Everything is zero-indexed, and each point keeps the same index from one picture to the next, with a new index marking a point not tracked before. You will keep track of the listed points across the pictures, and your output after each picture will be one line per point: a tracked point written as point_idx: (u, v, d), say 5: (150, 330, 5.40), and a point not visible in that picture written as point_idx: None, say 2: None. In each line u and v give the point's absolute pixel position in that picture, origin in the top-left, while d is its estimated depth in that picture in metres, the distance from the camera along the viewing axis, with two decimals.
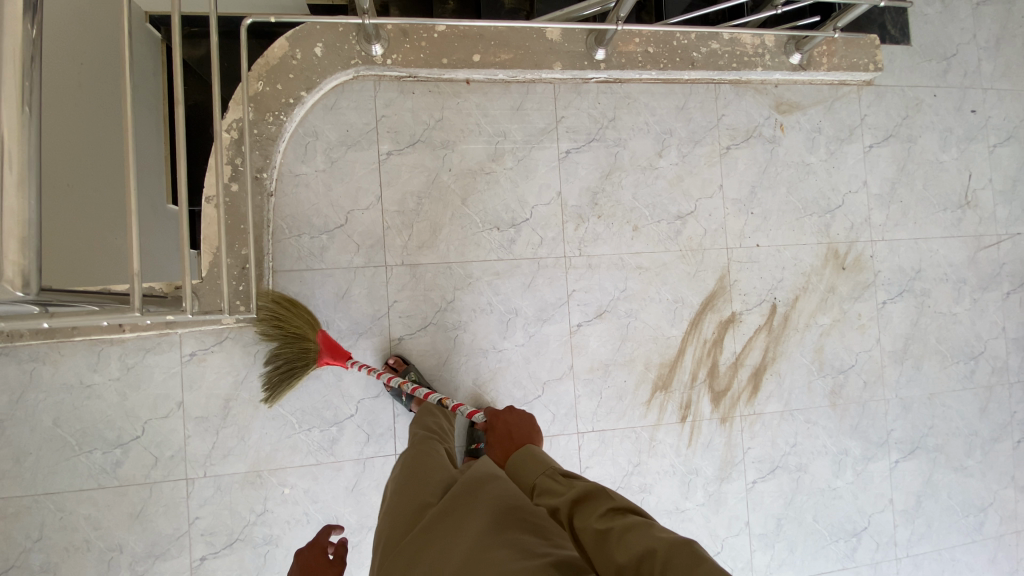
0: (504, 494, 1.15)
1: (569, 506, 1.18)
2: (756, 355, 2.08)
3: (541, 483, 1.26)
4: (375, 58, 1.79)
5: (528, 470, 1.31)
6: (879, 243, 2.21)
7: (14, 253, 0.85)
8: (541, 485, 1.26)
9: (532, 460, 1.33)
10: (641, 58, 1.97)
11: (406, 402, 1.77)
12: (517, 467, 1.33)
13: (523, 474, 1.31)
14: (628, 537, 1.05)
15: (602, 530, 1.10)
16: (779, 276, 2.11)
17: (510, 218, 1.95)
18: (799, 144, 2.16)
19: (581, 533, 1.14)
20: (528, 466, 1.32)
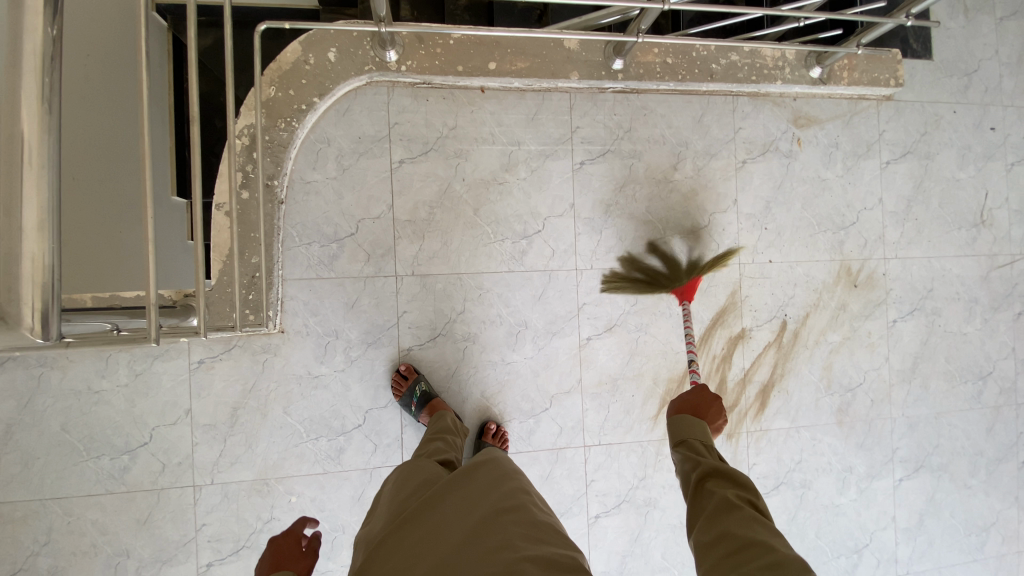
0: (480, 491, 1.19)
1: (705, 474, 1.26)
2: (765, 372, 2.07)
3: (689, 442, 1.36)
4: (390, 65, 1.76)
5: (688, 430, 1.39)
6: (891, 262, 2.19)
7: (34, 296, 0.67)
8: (695, 441, 1.35)
9: (692, 421, 1.40)
10: (659, 69, 1.93)
11: (415, 391, 1.77)
12: (678, 420, 1.41)
13: (681, 429, 1.39)
14: (741, 522, 1.12)
15: (719, 507, 1.17)
16: (791, 293, 2.10)
17: (522, 229, 1.94)
18: (816, 159, 2.13)
19: (702, 495, 1.23)
20: (689, 425, 1.40)
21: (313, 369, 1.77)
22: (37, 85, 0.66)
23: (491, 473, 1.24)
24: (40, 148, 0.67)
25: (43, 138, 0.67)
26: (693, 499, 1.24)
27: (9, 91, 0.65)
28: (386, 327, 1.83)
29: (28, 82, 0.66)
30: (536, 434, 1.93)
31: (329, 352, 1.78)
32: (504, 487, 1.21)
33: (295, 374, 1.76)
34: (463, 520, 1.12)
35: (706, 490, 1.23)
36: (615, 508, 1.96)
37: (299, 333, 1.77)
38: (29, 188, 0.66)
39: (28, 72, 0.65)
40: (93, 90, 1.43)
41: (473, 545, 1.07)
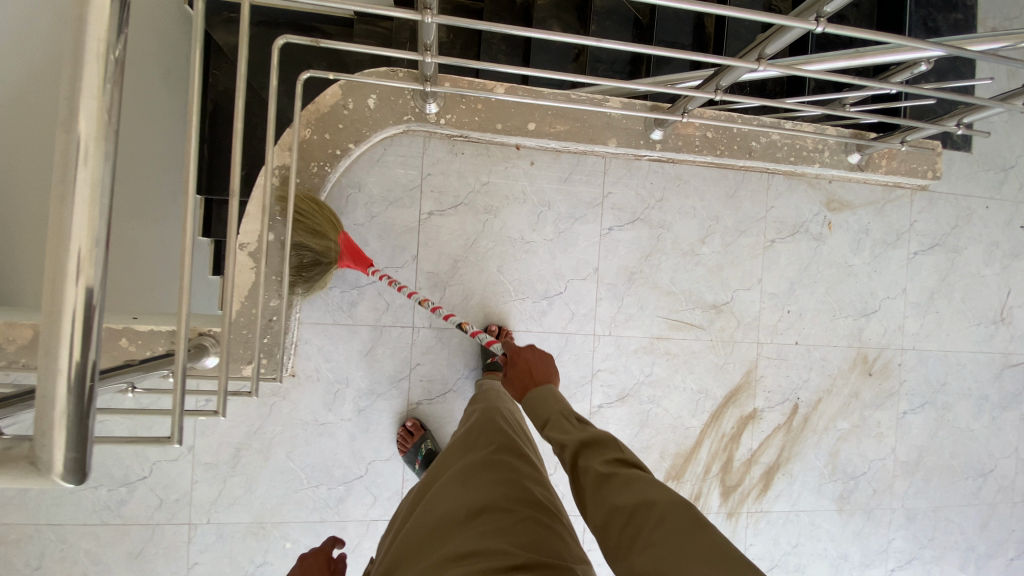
0: (482, 487, 1.13)
1: (573, 445, 1.08)
2: (771, 454, 2.06)
3: (556, 415, 1.19)
4: (429, 116, 1.73)
5: (545, 405, 1.23)
6: (907, 354, 2.18)
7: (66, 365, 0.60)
8: (555, 418, 1.19)
9: (544, 393, 1.27)
10: (699, 142, 1.89)
11: (421, 448, 1.74)
12: (535, 398, 1.26)
13: (534, 412, 1.24)
14: (621, 487, 0.95)
15: (596, 477, 1.00)
16: (805, 376, 2.09)
17: (543, 290, 1.91)
18: (844, 244, 2.11)
19: (579, 468, 1.05)
20: (541, 401, 1.25)
21: (320, 416, 1.75)
22: (87, 223, 0.59)
23: (511, 465, 1.18)
24: (89, 292, 0.60)
25: (95, 181, 0.59)
26: (572, 471, 1.07)
27: (57, 190, 0.58)
28: (397, 379, 1.81)
29: (78, 222, 0.59)
30: None
31: (338, 399, 1.76)
32: (521, 486, 1.14)
33: (301, 419, 1.74)
34: (476, 525, 1.07)
35: (580, 466, 1.05)
36: None
37: (309, 378, 1.74)
38: (74, 335, 0.60)
39: (79, 211, 0.59)
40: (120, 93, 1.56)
41: (480, 554, 1.01)
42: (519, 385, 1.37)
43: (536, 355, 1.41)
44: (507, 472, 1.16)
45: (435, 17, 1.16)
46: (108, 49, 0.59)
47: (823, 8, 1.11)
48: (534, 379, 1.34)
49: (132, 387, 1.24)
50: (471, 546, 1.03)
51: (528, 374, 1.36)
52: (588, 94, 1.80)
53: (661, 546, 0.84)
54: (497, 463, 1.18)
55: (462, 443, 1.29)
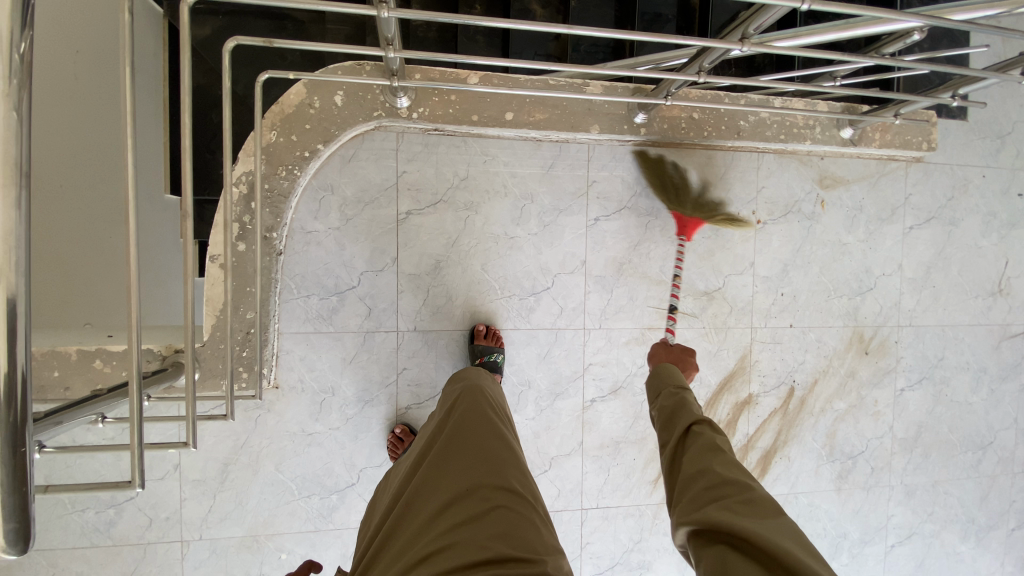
0: (458, 473, 1.14)
1: (690, 415, 1.21)
2: (768, 438, 2.04)
3: (681, 391, 1.30)
4: (400, 111, 1.64)
5: (671, 381, 1.35)
6: (904, 331, 2.14)
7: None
8: (676, 390, 1.31)
9: (670, 371, 1.39)
10: (684, 124, 1.82)
11: None
12: (662, 371, 1.40)
13: (660, 388, 1.35)
14: (703, 463, 1.09)
15: (692, 447, 1.15)
16: (801, 359, 2.05)
17: (530, 286, 1.86)
18: (838, 222, 2.05)
19: (679, 434, 1.19)
20: (668, 378, 1.37)
21: (307, 427, 1.71)
22: (2, 269, 0.53)
23: (491, 450, 1.18)
24: (13, 347, 0.54)
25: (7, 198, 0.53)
26: (670, 437, 1.21)
27: None
28: (384, 384, 1.77)
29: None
30: None
31: (325, 408, 1.72)
32: (496, 476, 1.12)
33: (288, 430, 1.70)
34: (450, 517, 1.07)
35: (686, 432, 1.19)
36: (608, 570, 1.96)
37: (293, 388, 1.70)
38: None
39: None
40: (71, 98, 1.51)
41: (453, 550, 1.01)
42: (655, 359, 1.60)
43: (685, 354, 1.58)
44: (483, 461, 1.15)
45: (390, 11, 1.08)
46: (12, 48, 0.53)
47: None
48: (665, 361, 1.51)
49: (105, 418, 1.18)
50: (443, 541, 1.03)
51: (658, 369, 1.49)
52: (565, 79, 1.72)
53: (736, 508, 0.98)
54: (477, 447, 1.18)
55: (440, 427, 1.28)
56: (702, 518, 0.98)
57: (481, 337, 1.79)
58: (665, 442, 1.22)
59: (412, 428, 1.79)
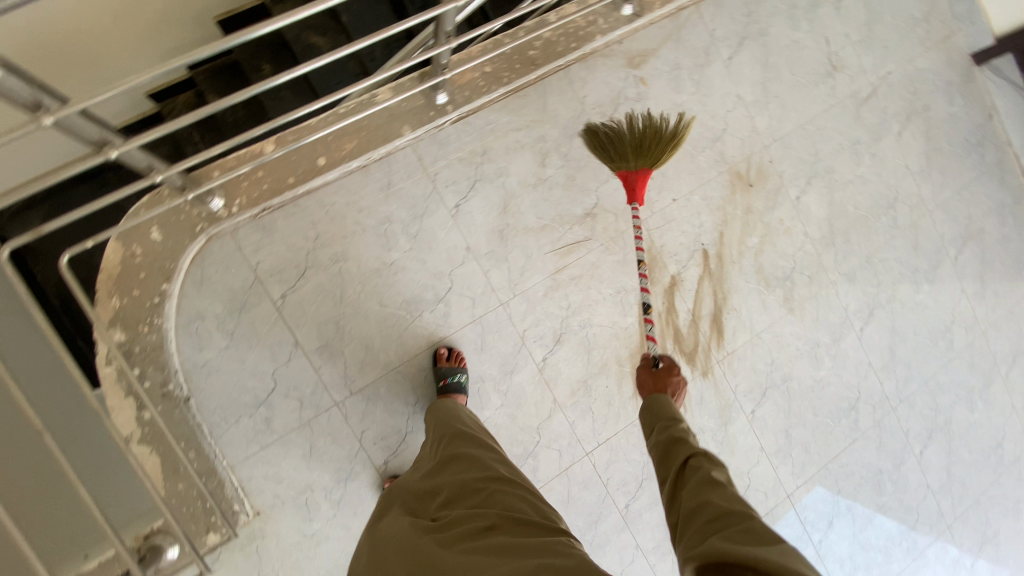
0: (448, 476, 1.32)
1: (686, 449, 1.26)
2: (708, 303, 2.15)
3: (677, 427, 1.35)
4: (219, 213, 1.69)
5: (660, 414, 1.40)
6: (773, 149, 2.25)
7: None
8: (664, 428, 1.35)
9: (660, 401, 1.43)
10: (482, 81, 1.90)
11: None
12: (657, 401, 1.43)
13: (653, 425, 1.39)
14: (708, 515, 1.08)
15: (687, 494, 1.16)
16: (698, 222, 2.15)
17: (434, 296, 1.89)
18: (666, 89, 2.13)
19: (677, 478, 1.23)
20: (656, 408, 1.42)
21: (306, 530, 1.74)
22: None
23: (477, 455, 1.37)
24: None
25: None
26: (673, 477, 1.23)
27: None
28: (353, 455, 1.79)
29: None
30: (540, 467, 1.98)
31: (312, 505, 1.74)
32: (488, 466, 1.32)
33: (291, 544, 1.72)
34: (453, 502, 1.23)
35: (681, 472, 1.23)
36: (639, 489, 2.05)
37: (274, 505, 1.72)
38: None
39: None
40: None
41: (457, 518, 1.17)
42: (644, 387, 1.52)
43: (672, 373, 1.51)
44: (471, 461, 1.34)
45: (115, 148, 1.06)
46: None
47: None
48: (664, 394, 1.46)
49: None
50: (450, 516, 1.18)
51: (651, 386, 1.50)
52: (355, 101, 1.76)
53: (743, 538, 1.00)
54: (464, 455, 1.37)
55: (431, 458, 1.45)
56: (703, 551, 1.00)
57: (445, 359, 1.84)
58: (666, 483, 1.25)
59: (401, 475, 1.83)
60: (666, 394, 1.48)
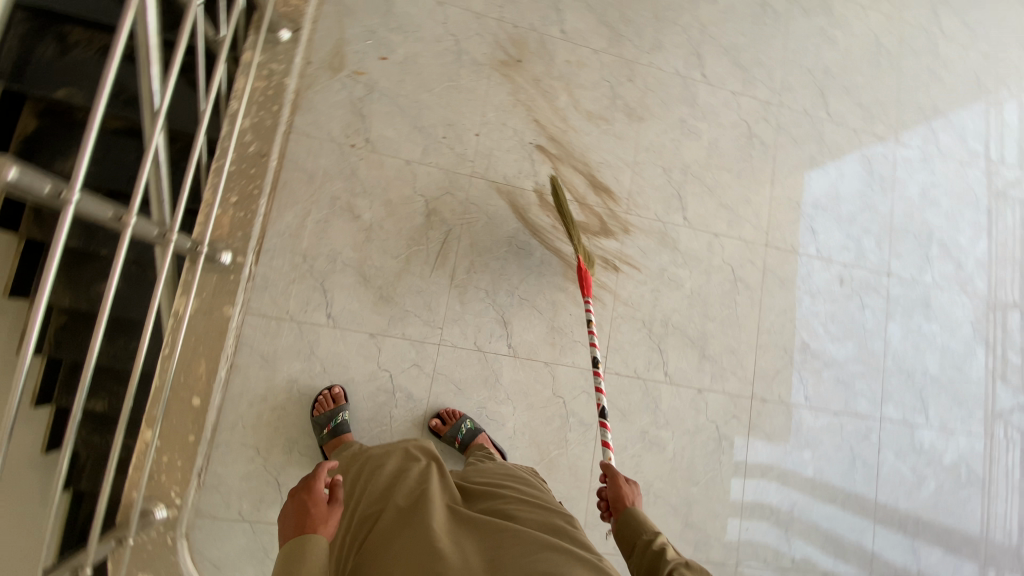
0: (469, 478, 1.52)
1: (671, 560, 1.34)
2: (578, 179, 2.15)
3: (656, 536, 1.43)
4: (173, 515, 1.50)
5: (638, 529, 1.46)
6: (507, 14, 2.15)
7: None
8: (645, 543, 1.41)
9: (636, 516, 1.49)
10: (240, 210, 1.53)
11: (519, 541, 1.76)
12: (632, 513, 1.50)
13: (632, 540, 1.45)
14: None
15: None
16: (511, 130, 2.10)
17: (386, 392, 1.89)
18: (383, 59, 2.01)
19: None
20: (631, 528, 1.47)
21: None
22: None
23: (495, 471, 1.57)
24: None
25: None
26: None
27: None
28: None
29: None
30: (585, 417, 2.03)
31: None
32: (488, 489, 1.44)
33: None
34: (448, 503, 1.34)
35: (672, 570, 1.30)
36: (661, 354, 2.15)
37: None
38: None
39: None
40: None
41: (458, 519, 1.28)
42: (616, 491, 1.56)
43: (632, 484, 1.58)
44: (491, 472, 1.55)
45: None
46: None
47: (42, 193, 0.72)
48: (632, 505, 1.53)
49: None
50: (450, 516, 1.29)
51: (628, 495, 1.54)
52: (166, 323, 1.46)
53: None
54: (486, 471, 1.57)
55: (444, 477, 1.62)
56: None
57: (443, 427, 1.88)
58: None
59: None
60: (634, 506, 1.54)
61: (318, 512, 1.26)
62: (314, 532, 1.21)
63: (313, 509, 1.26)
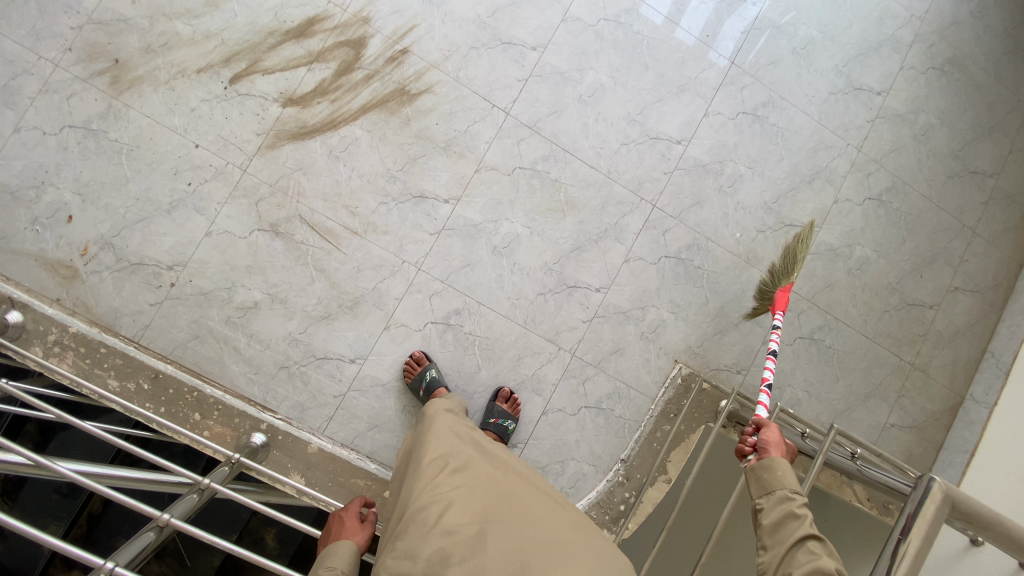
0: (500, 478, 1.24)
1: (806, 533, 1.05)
2: (287, 49, 1.80)
3: (797, 499, 1.11)
4: None
5: (779, 479, 1.15)
6: (48, 51, 1.70)
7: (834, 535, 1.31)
8: (787, 499, 1.12)
9: (779, 465, 1.17)
10: (219, 414, 1.69)
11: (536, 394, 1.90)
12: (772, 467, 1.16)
13: (769, 490, 1.15)
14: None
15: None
16: (203, 103, 1.75)
17: (447, 331, 1.91)
18: (71, 219, 1.69)
19: (787, 552, 1.05)
20: (768, 474, 1.16)
21: (676, 321, 2.02)
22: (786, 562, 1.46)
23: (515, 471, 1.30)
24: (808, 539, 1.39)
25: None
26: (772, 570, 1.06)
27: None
28: (608, 319, 1.98)
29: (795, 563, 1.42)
30: (544, 151, 1.95)
31: (658, 325, 2.00)
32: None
33: (691, 326, 2.03)
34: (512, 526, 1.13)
35: (802, 542, 1.04)
36: (515, 41, 1.93)
37: (670, 355, 2.01)
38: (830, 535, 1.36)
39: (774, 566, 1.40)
40: None
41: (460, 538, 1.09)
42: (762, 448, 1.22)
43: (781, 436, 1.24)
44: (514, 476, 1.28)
45: None
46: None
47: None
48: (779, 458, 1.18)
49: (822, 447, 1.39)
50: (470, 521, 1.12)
51: (774, 447, 1.21)
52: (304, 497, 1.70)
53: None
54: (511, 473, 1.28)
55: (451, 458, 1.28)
56: None
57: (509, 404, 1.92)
58: (766, 570, 1.07)
59: (606, 271, 1.98)
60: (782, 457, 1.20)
61: (347, 525, 1.32)
62: (340, 537, 1.27)
63: (343, 522, 1.33)
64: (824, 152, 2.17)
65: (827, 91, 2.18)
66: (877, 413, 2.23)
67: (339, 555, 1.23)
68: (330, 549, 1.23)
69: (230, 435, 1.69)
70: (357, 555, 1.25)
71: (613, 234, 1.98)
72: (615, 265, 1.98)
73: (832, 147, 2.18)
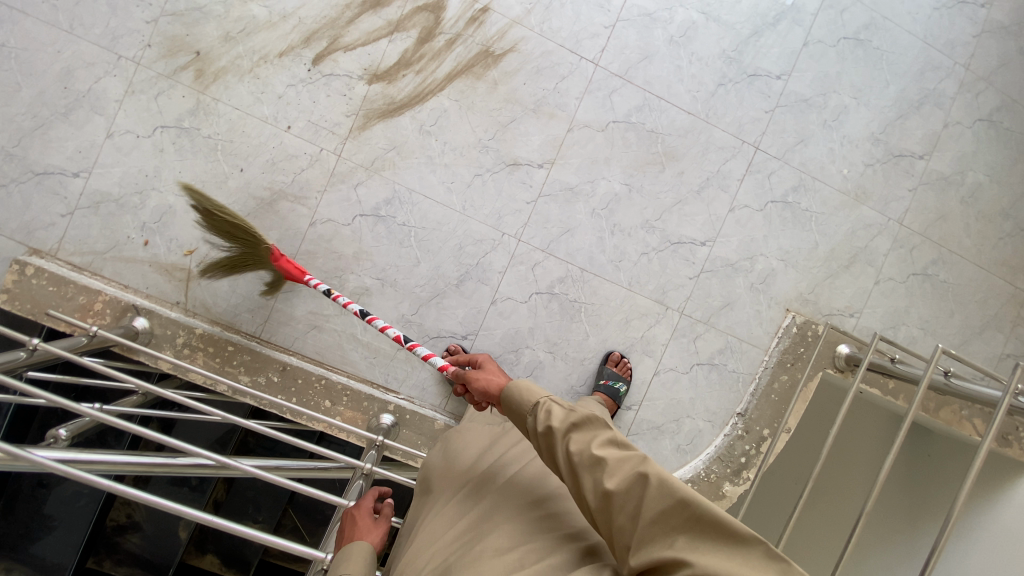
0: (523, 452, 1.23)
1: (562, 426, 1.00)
2: (365, 22, 1.71)
3: (540, 408, 1.06)
4: None
5: (522, 404, 1.10)
6: (128, 51, 1.65)
7: None
8: (530, 412, 1.08)
9: (515, 386, 1.14)
10: (345, 400, 1.71)
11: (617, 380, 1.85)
12: (513, 392, 1.13)
13: (525, 425, 1.09)
14: (636, 494, 0.87)
15: (591, 491, 0.92)
16: (290, 89, 1.69)
17: (553, 300, 1.87)
18: (178, 222, 1.68)
19: (571, 464, 0.96)
20: (512, 400, 1.13)
21: (784, 270, 1.95)
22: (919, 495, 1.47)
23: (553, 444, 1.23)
24: None
25: None
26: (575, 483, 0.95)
27: None
28: (715, 274, 1.92)
29: None
30: (638, 101, 1.85)
31: (766, 275, 1.94)
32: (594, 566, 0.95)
33: (800, 273, 1.96)
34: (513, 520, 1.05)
35: (567, 451, 0.97)
36: None
37: (779, 304, 1.95)
38: None
39: None
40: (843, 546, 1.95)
41: (455, 545, 1.05)
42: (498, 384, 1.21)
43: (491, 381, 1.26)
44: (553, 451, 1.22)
45: None
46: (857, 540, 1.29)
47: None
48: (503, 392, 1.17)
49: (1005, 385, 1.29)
50: (469, 526, 1.08)
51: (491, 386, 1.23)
52: None
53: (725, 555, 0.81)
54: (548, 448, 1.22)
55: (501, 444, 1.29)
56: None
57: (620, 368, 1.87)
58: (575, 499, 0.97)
59: (709, 223, 1.90)
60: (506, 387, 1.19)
61: (361, 522, 1.16)
62: (356, 538, 1.13)
63: (356, 520, 1.17)
64: (932, 72, 2.01)
65: (933, 4, 1.99)
66: (995, 345, 2.14)
67: (354, 559, 1.08)
68: (344, 554, 1.09)
69: (359, 419, 1.72)
70: (374, 557, 1.11)
71: (713, 185, 1.89)
72: (719, 217, 1.90)
73: (940, 66, 2.01)
